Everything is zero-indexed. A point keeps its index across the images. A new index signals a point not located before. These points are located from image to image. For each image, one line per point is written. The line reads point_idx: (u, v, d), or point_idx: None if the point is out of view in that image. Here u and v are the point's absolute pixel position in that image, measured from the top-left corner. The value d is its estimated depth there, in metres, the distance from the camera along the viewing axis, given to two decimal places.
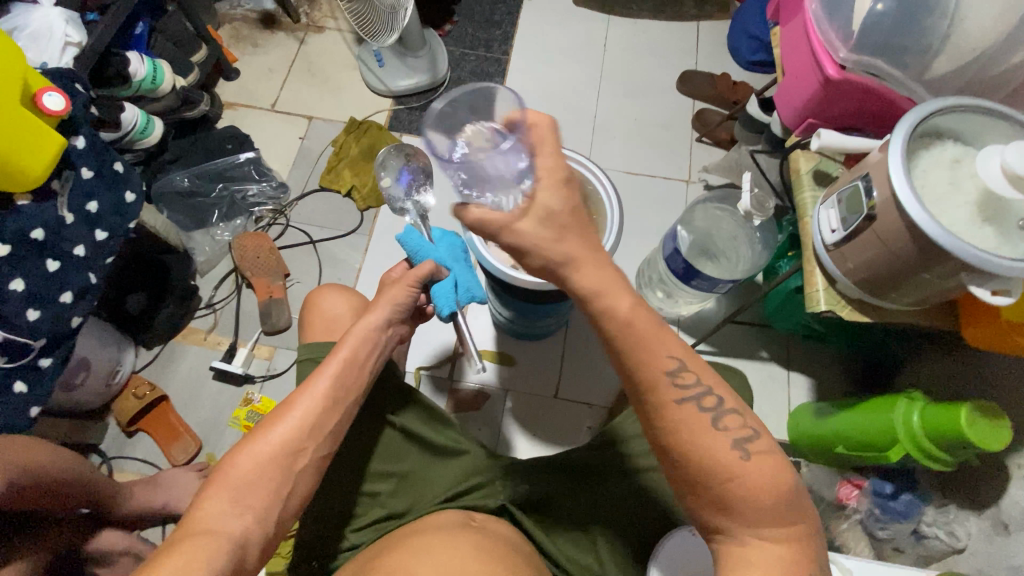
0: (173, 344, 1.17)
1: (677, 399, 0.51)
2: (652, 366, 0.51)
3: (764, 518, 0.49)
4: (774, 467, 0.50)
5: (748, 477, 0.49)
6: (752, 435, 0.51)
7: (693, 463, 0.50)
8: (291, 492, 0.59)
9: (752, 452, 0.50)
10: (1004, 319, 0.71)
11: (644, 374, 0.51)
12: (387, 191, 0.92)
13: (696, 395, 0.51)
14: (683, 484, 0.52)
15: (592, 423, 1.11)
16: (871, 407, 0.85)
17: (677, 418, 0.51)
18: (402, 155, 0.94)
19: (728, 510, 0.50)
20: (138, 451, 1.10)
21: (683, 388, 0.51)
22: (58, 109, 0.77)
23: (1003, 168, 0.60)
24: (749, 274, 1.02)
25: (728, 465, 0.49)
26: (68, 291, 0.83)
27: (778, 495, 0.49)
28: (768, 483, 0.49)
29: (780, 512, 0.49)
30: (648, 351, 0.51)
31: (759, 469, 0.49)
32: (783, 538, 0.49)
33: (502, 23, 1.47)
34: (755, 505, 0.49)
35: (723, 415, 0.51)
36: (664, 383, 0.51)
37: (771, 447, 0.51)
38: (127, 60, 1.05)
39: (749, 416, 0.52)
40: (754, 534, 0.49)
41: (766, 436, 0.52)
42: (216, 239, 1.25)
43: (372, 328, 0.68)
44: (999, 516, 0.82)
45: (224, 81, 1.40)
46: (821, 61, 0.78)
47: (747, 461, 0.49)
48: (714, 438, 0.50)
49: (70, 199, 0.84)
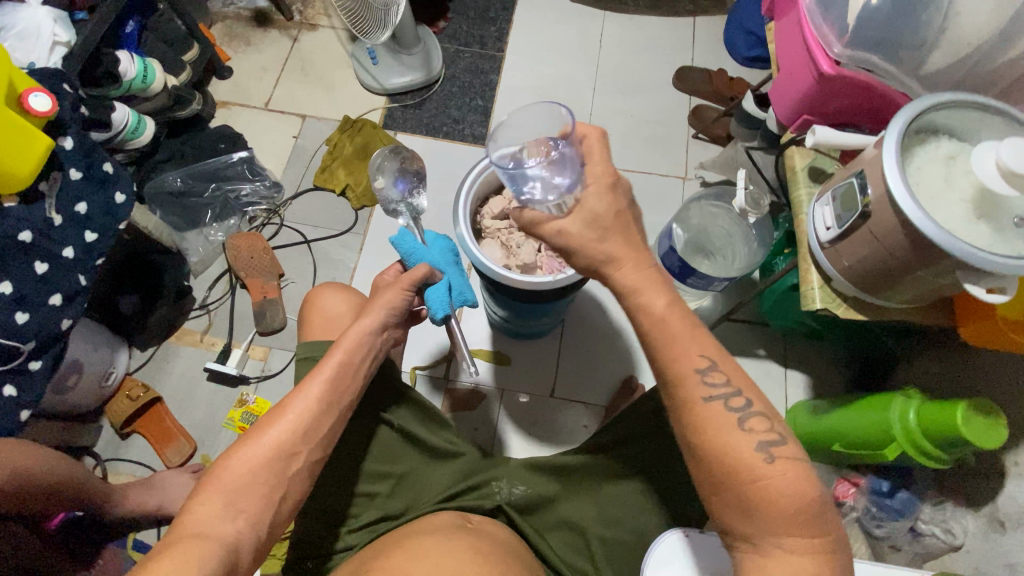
0: (167, 345, 1.17)
1: (705, 397, 0.53)
2: (684, 362, 0.54)
3: (784, 527, 0.49)
4: (802, 477, 0.50)
5: (770, 481, 0.50)
6: (779, 440, 0.52)
7: (716, 461, 0.52)
8: (283, 497, 0.58)
9: (777, 457, 0.51)
10: (1000, 317, 0.70)
11: (674, 371, 0.53)
12: (382, 192, 0.90)
13: (725, 395, 0.53)
14: (707, 484, 0.53)
15: (587, 422, 1.11)
16: (868, 405, 0.84)
17: (702, 416, 0.52)
18: (399, 159, 0.94)
19: (747, 512, 0.50)
20: (132, 453, 1.09)
21: (711, 387, 0.53)
22: (44, 109, 0.77)
23: (998, 165, 0.59)
24: (746, 272, 0.99)
25: (753, 466, 0.50)
26: (58, 293, 0.83)
27: (802, 503, 0.49)
28: (792, 491, 0.49)
29: (802, 523, 0.49)
30: (682, 349, 0.53)
31: (783, 477, 0.50)
32: (806, 549, 0.49)
33: (497, 19, 1.46)
34: (776, 511, 0.49)
35: (750, 418, 0.52)
36: (693, 380, 0.53)
37: (801, 457, 0.52)
38: (117, 59, 1.04)
39: (780, 424, 0.53)
40: (777, 545, 0.49)
41: (795, 446, 0.52)
42: (210, 239, 1.24)
43: (366, 332, 0.67)
44: (996, 513, 0.81)
45: (218, 80, 1.39)
46: (816, 57, 0.76)
47: (770, 464, 0.50)
48: (738, 438, 0.51)
49: (59, 200, 0.83)
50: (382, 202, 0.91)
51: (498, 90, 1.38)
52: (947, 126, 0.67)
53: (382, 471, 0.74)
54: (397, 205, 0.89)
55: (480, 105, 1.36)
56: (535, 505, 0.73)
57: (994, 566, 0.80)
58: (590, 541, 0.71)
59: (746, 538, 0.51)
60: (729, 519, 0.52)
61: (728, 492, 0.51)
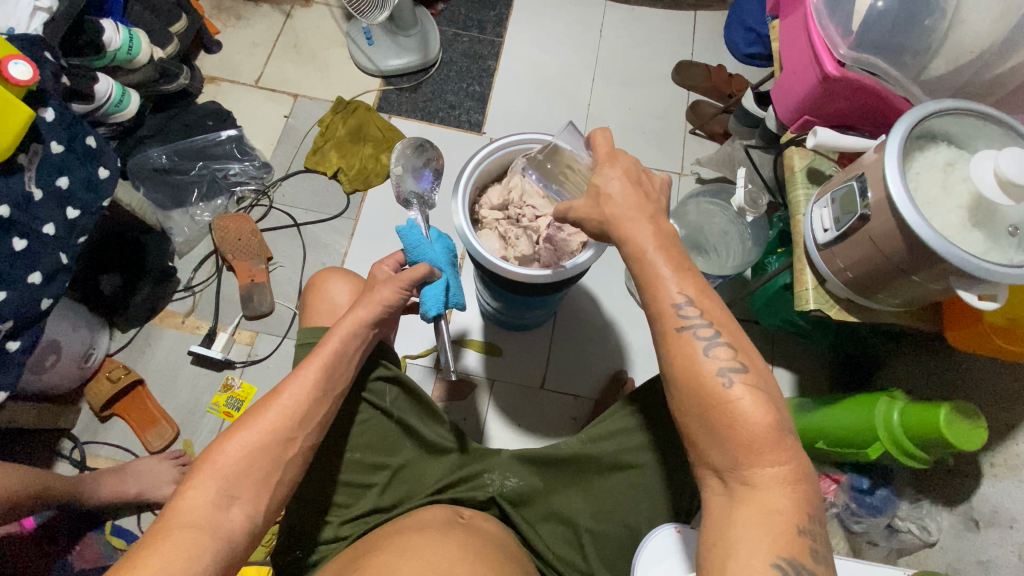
0: (149, 327, 1.14)
1: (678, 327, 0.53)
2: (661, 300, 0.54)
3: (746, 457, 0.48)
4: (764, 403, 0.50)
5: (733, 407, 0.50)
6: (743, 368, 0.51)
7: (684, 391, 0.53)
8: (279, 481, 0.58)
9: (738, 382, 0.50)
10: (986, 322, 0.70)
11: (654, 305, 0.55)
12: (400, 183, 0.90)
13: (696, 325, 0.53)
14: (679, 414, 0.54)
15: (576, 414, 1.11)
16: (852, 403, 0.85)
17: (674, 346, 0.53)
18: (422, 155, 0.92)
19: (715, 440, 0.50)
20: (113, 436, 1.07)
21: (685, 318, 0.53)
22: (25, 78, 0.73)
23: (996, 174, 0.60)
24: (737, 271, 1.01)
25: (713, 393, 0.51)
26: (36, 271, 0.80)
27: (762, 431, 0.49)
28: (752, 417, 0.49)
29: (763, 452, 0.48)
30: (662, 283, 0.54)
31: (744, 401, 0.50)
32: (772, 482, 0.47)
33: (497, 4, 1.43)
34: (736, 437, 0.49)
35: (716, 347, 0.52)
36: (669, 313, 0.54)
37: (766, 386, 0.51)
38: (101, 28, 1.00)
39: (749, 353, 0.53)
40: (740, 479, 0.49)
41: (761, 376, 0.52)
42: (196, 219, 1.22)
43: (360, 323, 0.66)
44: (970, 512, 0.83)
45: (206, 54, 1.35)
46: (821, 58, 0.78)
47: (730, 389, 0.50)
48: (702, 367, 0.52)
49: (39, 174, 0.80)
50: (397, 192, 0.90)
51: (496, 77, 1.36)
52: (947, 132, 0.67)
53: (376, 462, 0.73)
54: (411, 199, 0.88)
55: (477, 91, 1.34)
56: (526, 497, 0.74)
57: (966, 562, 0.81)
58: (581, 534, 0.71)
59: (717, 470, 0.50)
60: (701, 448, 0.52)
61: (696, 421, 0.52)
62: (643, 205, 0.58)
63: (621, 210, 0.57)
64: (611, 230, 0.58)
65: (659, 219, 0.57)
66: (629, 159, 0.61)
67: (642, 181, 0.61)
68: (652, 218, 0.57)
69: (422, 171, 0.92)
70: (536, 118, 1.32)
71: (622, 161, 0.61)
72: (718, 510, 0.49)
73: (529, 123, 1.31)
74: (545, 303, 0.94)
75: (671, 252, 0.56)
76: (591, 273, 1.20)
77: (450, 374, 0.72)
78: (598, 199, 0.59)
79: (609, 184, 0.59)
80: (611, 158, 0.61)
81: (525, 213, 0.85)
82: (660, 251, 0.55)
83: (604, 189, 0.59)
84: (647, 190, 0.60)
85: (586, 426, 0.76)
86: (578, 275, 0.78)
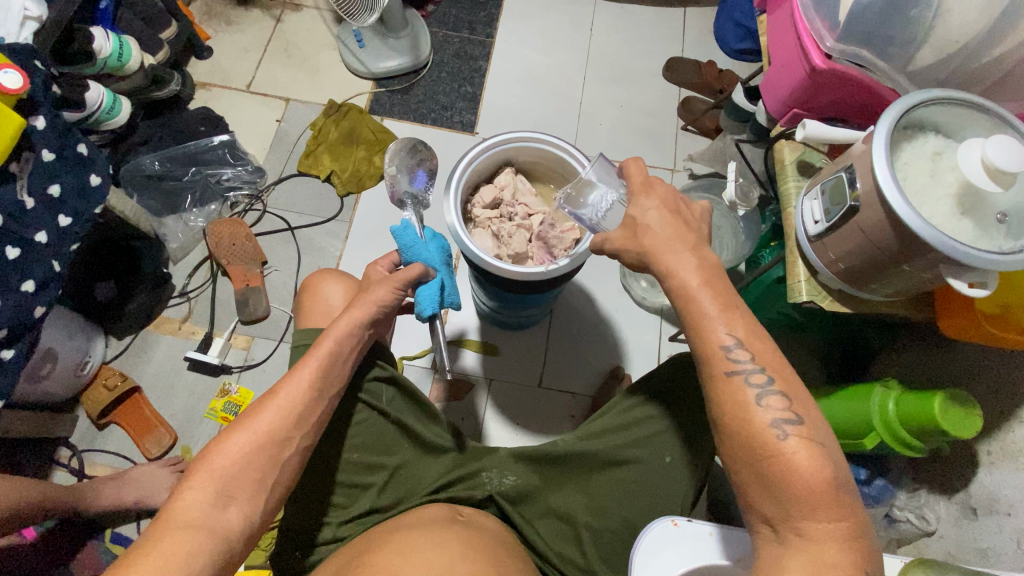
0: (146, 333, 1.14)
1: (728, 371, 0.53)
2: (707, 341, 0.54)
3: (800, 510, 0.48)
4: (818, 456, 0.48)
5: (785, 459, 0.49)
6: (797, 420, 0.50)
7: (735, 437, 0.52)
8: (275, 484, 0.57)
9: (792, 435, 0.49)
10: (979, 311, 0.70)
11: (701, 346, 0.55)
12: (400, 191, 0.90)
13: (747, 370, 0.53)
14: (729, 460, 0.53)
15: (574, 412, 1.11)
16: (849, 394, 0.85)
17: (723, 391, 0.53)
18: (416, 155, 0.92)
19: (769, 491, 0.49)
20: (110, 443, 1.07)
21: (735, 362, 0.53)
22: (14, 86, 0.74)
23: (983, 162, 0.60)
24: (732, 264, 1.04)
25: (764, 443, 0.50)
26: (30, 279, 0.80)
27: (817, 485, 0.47)
28: (807, 471, 0.48)
29: (818, 507, 0.47)
30: (708, 321, 0.54)
31: (797, 454, 0.49)
32: (825, 537, 0.47)
33: (487, 4, 1.43)
34: (789, 490, 0.48)
35: (768, 395, 0.52)
36: (718, 356, 0.54)
37: (824, 440, 0.50)
38: (91, 35, 1.00)
39: (804, 403, 0.51)
40: (794, 531, 0.48)
41: (818, 428, 0.50)
42: (190, 225, 1.21)
43: (356, 323, 0.66)
44: (968, 500, 0.82)
45: (196, 60, 1.35)
46: (808, 51, 0.78)
47: (783, 442, 0.49)
48: (754, 416, 0.51)
49: (31, 181, 0.80)
50: (392, 192, 0.91)
51: (488, 77, 1.36)
52: (935, 122, 0.68)
53: (373, 462, 0.73)
54: (406, 199, 0.89)
55: (469, 92, 1.34)
56: (524, 494, 0.74)
57: (964, 550, 0.81)
58: (580, 531, 0.71)
59: (768, 520, 0.50)
60: (751, 497, 0.51)
61: (747, 470, 0.51)
62: (683, 234, 0.58)
63: (655, 238, 0.58)
64: (650, 260, 0.58)
65: (700, 248, 0.57)
66: (665, 188, 0.61)
67: (680, 209, 0.61)
68: (693, 248, 0.57)
69: (415, 170, 0.92)
70: (529, 118, 1.32)
71: (658, 190, 0.61)
72: (769, 558, 0.49)
73: (522, 122, 1.31)
74: (543, 301, 0.95)
75: (719, 289, 0.55)
76: (586, 270, 1.20)
77: (447, 374, 0.71)
78: (636, 229, 0.60)
79: (647, 216, 0.59)
80: (646, 188, 0.61)
81: (517, 212, 0.86)
82: (706, 288, 0.55)
83: (642, 220, 0.59)
84: (687, 219, 0.60)
85: (583, 423, 0.76)
86: (574, 270, 0.79)
